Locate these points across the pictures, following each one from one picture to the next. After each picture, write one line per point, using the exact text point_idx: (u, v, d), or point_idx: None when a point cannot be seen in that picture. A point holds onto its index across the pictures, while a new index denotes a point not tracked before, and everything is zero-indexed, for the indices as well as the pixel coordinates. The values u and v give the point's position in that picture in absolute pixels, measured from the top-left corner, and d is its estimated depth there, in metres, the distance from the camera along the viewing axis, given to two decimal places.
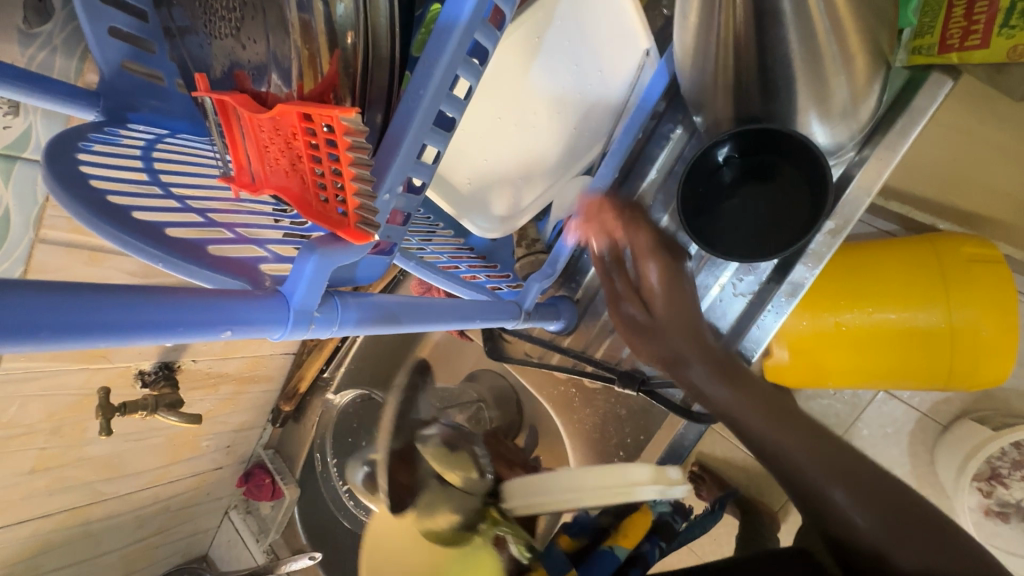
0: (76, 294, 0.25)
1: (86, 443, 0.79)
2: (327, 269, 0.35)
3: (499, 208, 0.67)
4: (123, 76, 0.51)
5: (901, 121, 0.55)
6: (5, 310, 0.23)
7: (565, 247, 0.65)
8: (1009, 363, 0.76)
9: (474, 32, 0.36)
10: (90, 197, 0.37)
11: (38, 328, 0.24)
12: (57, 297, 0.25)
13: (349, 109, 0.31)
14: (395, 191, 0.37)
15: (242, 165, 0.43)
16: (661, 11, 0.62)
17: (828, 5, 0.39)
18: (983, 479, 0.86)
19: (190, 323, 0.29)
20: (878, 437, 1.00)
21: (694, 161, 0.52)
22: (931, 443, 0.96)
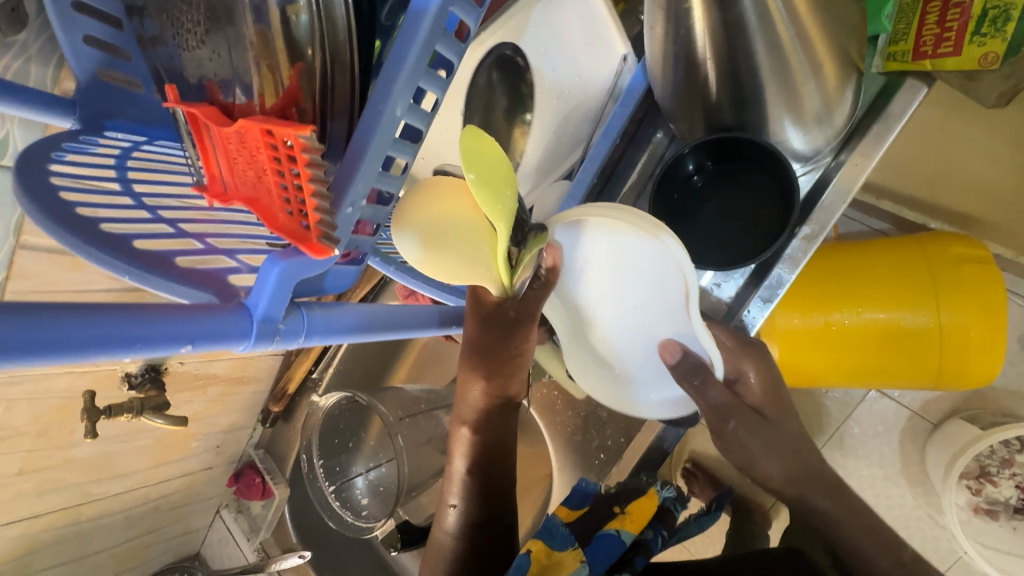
0: (35, 312, 0.26)
1: (74, 445, 0.80)
2: (291, 280, 0.35)
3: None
4: (100, 85, 0.52)
5: (877, 126, 0.55)
6: None
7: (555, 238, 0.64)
8: (998, 362, 0.77)
9: (435, 44, 0.36)
10: (58, 210, 0.37)
11: None
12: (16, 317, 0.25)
13: (303, 127, 0.31)
14: (359, 204, 0.37)
15: (214, 174, 0.43)
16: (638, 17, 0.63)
17: (791, 17, 0.39)
18: (972, 477, 0.89)
19: (150, 338, 0.30)
20: (868, 436, 1.00)
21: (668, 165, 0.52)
22: (921, 440, 0.96)
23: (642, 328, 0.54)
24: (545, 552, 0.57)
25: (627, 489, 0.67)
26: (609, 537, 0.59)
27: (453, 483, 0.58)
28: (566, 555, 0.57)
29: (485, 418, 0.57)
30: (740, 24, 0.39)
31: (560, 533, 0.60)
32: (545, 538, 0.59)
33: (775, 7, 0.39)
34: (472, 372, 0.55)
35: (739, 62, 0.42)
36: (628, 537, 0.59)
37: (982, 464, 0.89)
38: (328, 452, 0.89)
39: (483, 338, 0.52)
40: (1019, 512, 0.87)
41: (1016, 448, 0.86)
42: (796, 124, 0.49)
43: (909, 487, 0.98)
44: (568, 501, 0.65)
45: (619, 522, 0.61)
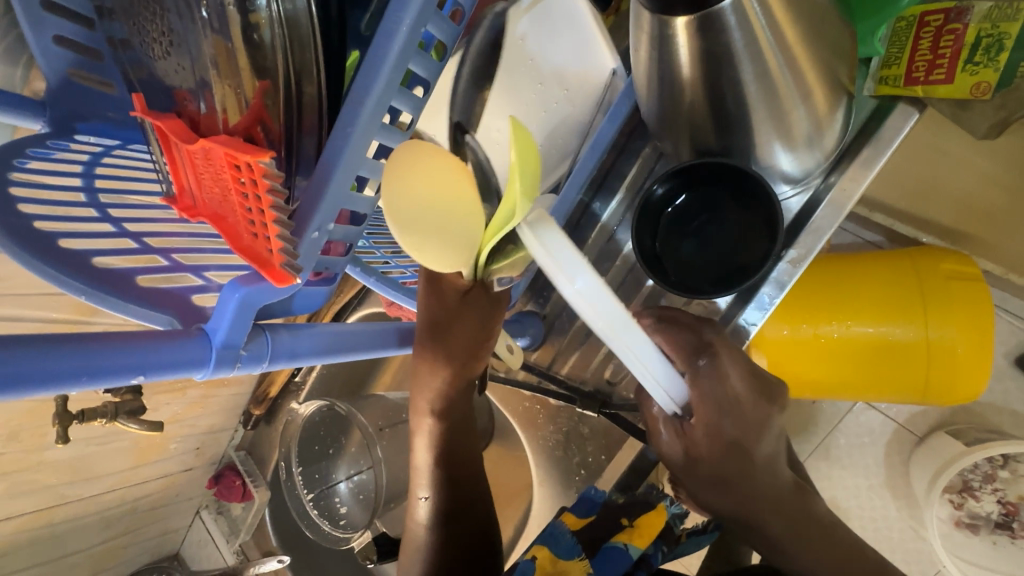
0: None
1: (46, 448, 0.78)
2: (251, 307, 0.34)
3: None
4: (71, 85, 0.49)
5: (867, 151, 0.54)
6: None
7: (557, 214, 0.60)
8: (985, 379, 0.76)
9: (408, 63, 0.34)
10: (13, 223, 0.36)
11: None
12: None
13: (263, 153, 0.30)
14: (327, 228, 0.36)
15: (183, 186, 0.42)
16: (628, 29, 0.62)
17: (778, 43, 0.38)
18: (955, 491, 0.88)
19: (90, 372, 0.29)
20: (855, 447, 0.97)
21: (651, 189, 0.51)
22: (906, 453, 0.94)
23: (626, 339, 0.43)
24: (551, 559, 0.56)
25: (635, 503, 0.64)
26: (617, 551, 0.57)
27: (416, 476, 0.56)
28: (572, 564, 0.55)
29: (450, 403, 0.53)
30: (726, 53, 0.39)
31: (567, 540, 0.58)
32: (551, 544, 0.58)
33: (763, 36, 0.38)
34: (432, 359, 0.49)
35: (726, 87, 0.41)
36: (636, 552, 0.57)
37: (965, 478, 0.87)
38: (308, 459, 0.89)
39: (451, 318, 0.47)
40: (1000, 526, 0.86)
41: (998, 464, 0.85)
42: (787, 149, 0.48)
43: (892, 498, 0.95)
44: (576, 509, 0.65)
45: (627, 535, 0.59)
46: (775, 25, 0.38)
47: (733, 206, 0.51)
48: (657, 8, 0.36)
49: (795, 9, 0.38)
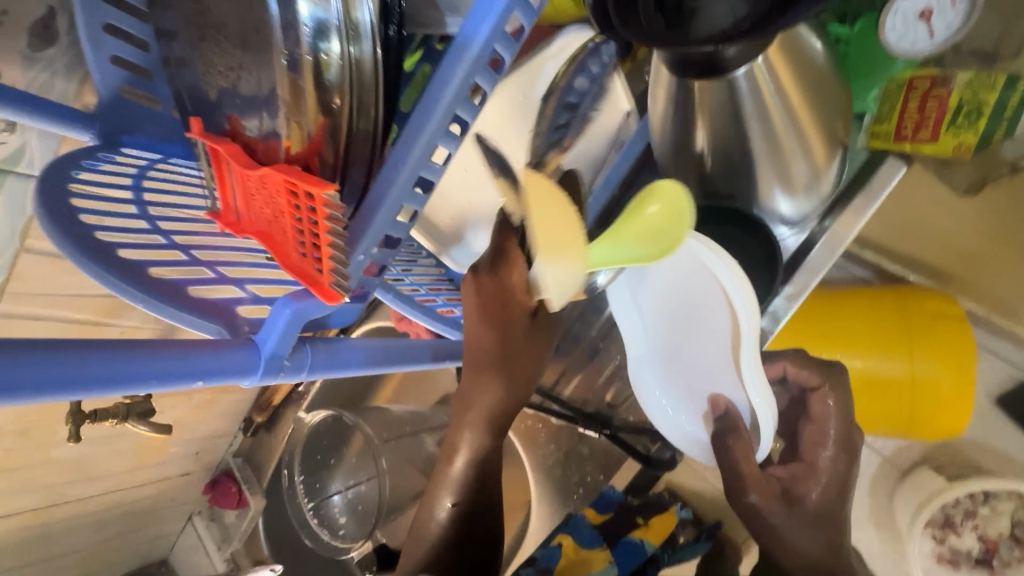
0: (47, 351, 0.28)
1: (54, 446, 0.79)
2: (300, 320, 0.37)
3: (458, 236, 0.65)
4: (123, 102, 0.52)
5: (858, 200, 0.58)
6: None
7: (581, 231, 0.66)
8: (967, 417, 0.79)
9: (456, 109, 0.38)
10: (78, 234, 0.39)
11: (25, 386, 0.27)
12: (28, 355, 0.27)
13: (328, 185, 0.33)
14: (371, 251, 0.40)
15: (229, 203, 0.46)
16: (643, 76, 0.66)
17: (784, 103, 0.43)
18: (937, 526, 0.90)
19: (158, 375, 0.32)
20: None
21: None
22: (890, 487, 0.97)
23: (707, 369, 0.52)
24: (573, 548, 0.69)
25: (649, 504, 0.74)
26: (634, 544, 0.68)
27: (451, 486, 0.58)
28: (593, 553, 0.67)
29: (486, 425, 0.55)
30: (737, 109, 0.43)
31: (587, 531, 0.70)
32: (573, 532, 0.70)
33: (771, 98, 0.42)
34: (489, 382, 0.53)
35: (735, 138, 0.46)
36: (650, 547, 0.68)
37: (947, 514, 0.89)
38: (309, 468, 0.92)
39: (512, 350, 0.51)
40: (980, 563, 0.89)
41: (980, 500, 0.87)
42: (786, 195, 0.52)
43: (876, 531, 0.98)
44: (597, 504, 0.74)
45: (642, 532, 0.70)
46: (782, 88, 0.42)
47: (736, 248, 0.55)
48: (678, 70, 0.40)
49: (800, 76, 0.42)
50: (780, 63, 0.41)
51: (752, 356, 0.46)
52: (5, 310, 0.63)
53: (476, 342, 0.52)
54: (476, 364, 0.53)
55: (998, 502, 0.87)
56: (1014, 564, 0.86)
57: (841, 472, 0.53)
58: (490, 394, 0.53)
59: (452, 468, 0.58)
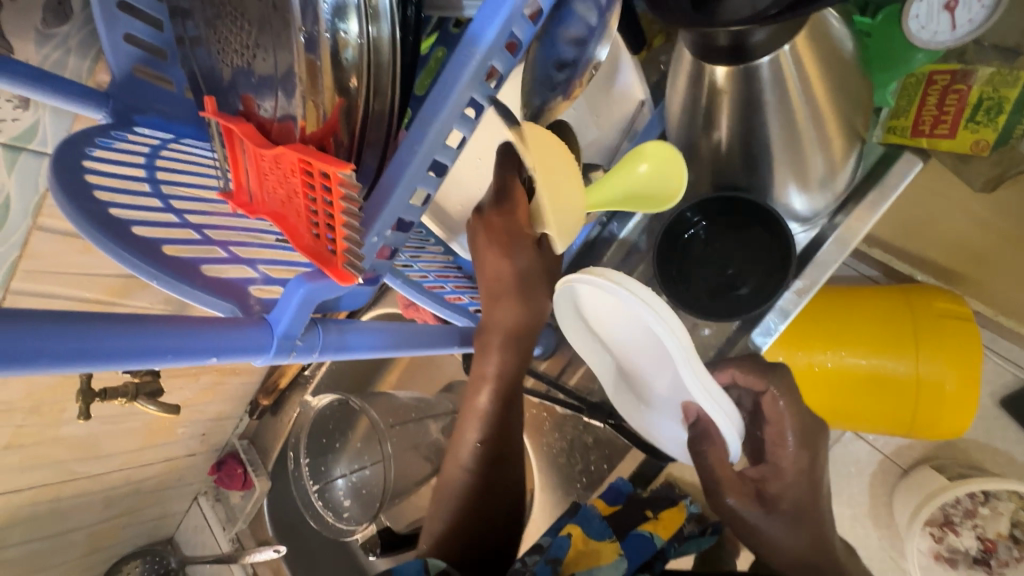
0: (64, 322, 0.28)
1: (64, 423, 0.80)
2: (313, 300, 0.37)
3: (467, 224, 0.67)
4: (134, 80, 0.52)
5: (872, 195, 0.58)
6: (13, 339, 0.26)
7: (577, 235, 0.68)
8: (971, 417, 0.79)
9: (473, 91, 0.38)
10: (93, 211, 0.39)
11: (43, 356, 0.27)
12: (45, 326, 0.27)
13: (345, 165, 0.33)
14: (384, 233, 0.40)
15: (242, 183, 0.46)
16: (659, 65, 0.65)
17: (803, 96, 0.42)
18: (937, 525, 0.90)
19: (174, 351, 0.32)
20: (841, 474, 1.00)
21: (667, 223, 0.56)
22: (891, 484, 0.98)
23: (664, 378, 0.57)
24: (583, 539, 0.64)
25: (659, 499, 0.72)
26: (643, 538, 0.65)
27: (477, 417, 0.61)
28: (604, 545, 0.62)
29: (511, 352, 0.59)
30: (755, 100, 0.42)
31: (597, 523, 0.66)
32: (583, 524, 0.66)
33: (791, 89, 0.42)
34: (512, 308, 0.56)
35: (751, 130, 0.45)
36: (660, 541, 0.65)
37: (947, 512, 0.90)
38: (315, 451, 0.91)
39: (531, 273, 0.56)
40: (978, 562, 0.89)
41: (980, 500, 0.88)
42: (799, 190, 0.52)
43: (875, 528, 0.98)
44: (606, 496, 0.72)
45: (652, 526, 0.67)
46: (806, 79, 0.41)
47: (741, 242, 0.56)
48: (702, 56, 0.41)
49: (823, 67, 0.42)
50: (802, 52, 0.40)
51: (688, 364, 0.50)
52: (17, 287, 0.64)
53: (495, 270, 0.56)
54: (496, 291, 0.57)
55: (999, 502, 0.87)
56: (1012, 564, 0.87)
57: (805, 464, 0.57)
58: (512, 318, 0.57)
59: (477, 402, 0.61)
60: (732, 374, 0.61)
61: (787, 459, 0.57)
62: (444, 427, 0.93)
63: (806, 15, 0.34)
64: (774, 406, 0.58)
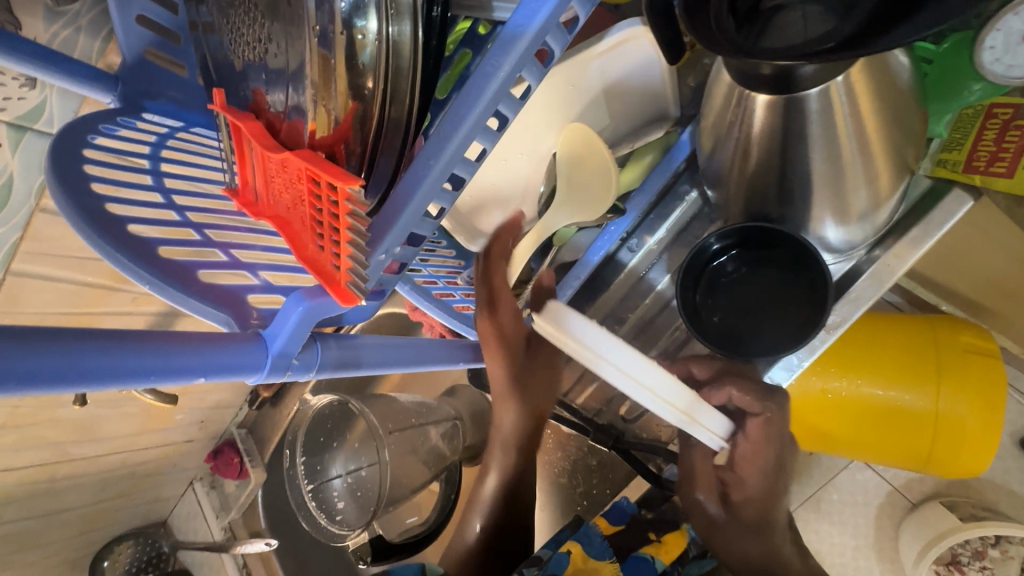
0: (37, 338, 0.26)
1: (61, 405, 0.79)
2: (313, 319, 0.35)
3: (490, 227, 0.63)
4: (146, 64, 0.49)
5: (916, 230, 0.55)
6: None
7: (596, 254, 0.66)
8: (989, 458, 0.75)
9: (498, 103, 0.35)
10: (88, 205, 0.36)
11: (16, 378, 0.25)
12: (15, 343, 0.25)
13: (353, 180, 0.31)
14: (392, 250, 0.37)
15: (248, 182, 0.43)
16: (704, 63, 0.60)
17: (856, 127, 0.39)
18: (943, 564, 0.86)
19: (157, 370, 0.30)
20: (846, 504, 0.96)
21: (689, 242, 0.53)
22: (897, 519, 0.93)
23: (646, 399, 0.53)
24: (582, 557, 0.59)
25: (664, 520, 0.66)
26: (642, 561, 0.60)
27: (481, 507, 0.64)
28: (603, 565, 0.58)
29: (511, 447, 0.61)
30: (800, 131, 0.39)
31: (598, 541, 0.61)
32: (584, 542, 0.61)
33: (842, 121, 0.38)
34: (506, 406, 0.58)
35: (793, 161, 0.42)
36: (661, 566, 0.59)
37: (955, 552, 0.86)
38: (312, 450, 0.89)
39: (524, 376, 0.57)
40: None
41: (991, 542, 0.84)
42: (837, 225, 0.49)
43: (878, 562, 0.94)
44: (609, 515, 0.68)
45: (653, 548, 0.62)
46: (859, 112, 0.38)
47: (774, 274, 0.53)
48: (743, 82, 0.38)
49: (882, 98, 0.38)
50: (860, 83, 0.37)
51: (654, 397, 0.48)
52: (20, 270, 0.62)
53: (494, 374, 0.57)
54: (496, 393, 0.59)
55: (1010, 546, 0.83)
56: None
57: (771, 483, 0.54)
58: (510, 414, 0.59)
59: (494, 469, 0.63)
60: (729, 393, 0.55)
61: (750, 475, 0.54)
62: (444, 431, 0.91)
63: (862, 56, 0.30)
64: (759, 426, 0.54)
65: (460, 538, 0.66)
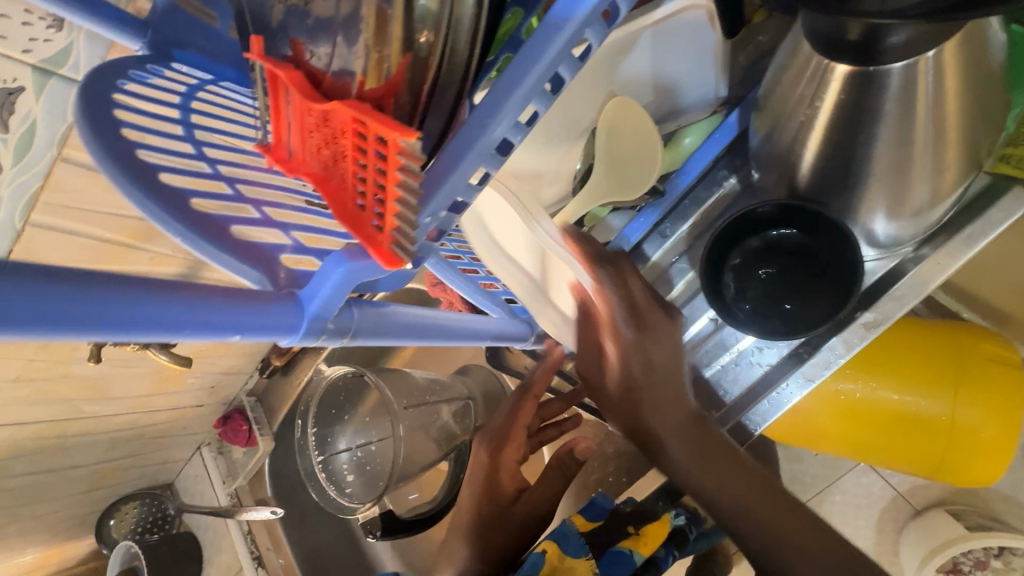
0: (72, 282, 0.24)
1: (74, 362, 0.78)
2: (352, 281, 0.33)
3: None
4: (176, 11, 0.47)
5: (969, 230, 0.53)
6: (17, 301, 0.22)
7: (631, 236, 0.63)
8: (1001, 469, 0.73)
9: (559, 65, 0.33)
10: (119, 150, 0.35)
11: (52, 322, 0.23)
12: (51, 286, 0.23)
13: (410, 132, 0.29)
14: (438, 214, 0.36)
15: (281, 138, 0.41)
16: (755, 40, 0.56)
17: (936, 110, 0.36)
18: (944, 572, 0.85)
19: (194, 324, 0.28)
20: (849, 506, 0.95)
21: (727, 224, 0.50)
22: (900, 524, 0.92)
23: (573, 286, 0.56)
24: (558, 555, 0.56)
25: (641, 512, 0.65)
26: (622, 555, 0.58)
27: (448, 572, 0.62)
28: (579, 563, 0.55)
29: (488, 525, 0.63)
30: (874, 109, 0.37)
31: (575, 539, 0.58)
32: (559, 540, 0.58)
33: (923, 104, 0.36)
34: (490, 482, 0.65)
35: (861, 144, 0.40)
36: (640, 559, 0.58)
37: (958, 561, 0.84)
38: (323, 421, 0.89)
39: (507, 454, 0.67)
40: None
41: (994, 553, 0.83)
42: (889, 219, 0.46)
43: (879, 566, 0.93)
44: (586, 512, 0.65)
45: (632, 541, 0.60)
46: (942, 94, 0.35)
47: (808, 272, 0.51)
48: (823, 51, 0.35)
49: (968, 80, 0.36)
50: (951, 63, 0.34)
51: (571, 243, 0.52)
52: (39, 221, 0.61)
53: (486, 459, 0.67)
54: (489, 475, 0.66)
55: (1013, 558, 0.82)
56: None
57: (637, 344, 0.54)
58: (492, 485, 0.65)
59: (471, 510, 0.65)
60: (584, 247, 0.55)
61: (611, 335, 0.55)
62: (456, 410, 0.91)
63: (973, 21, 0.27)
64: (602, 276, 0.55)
65: (464, 512, 0.65)
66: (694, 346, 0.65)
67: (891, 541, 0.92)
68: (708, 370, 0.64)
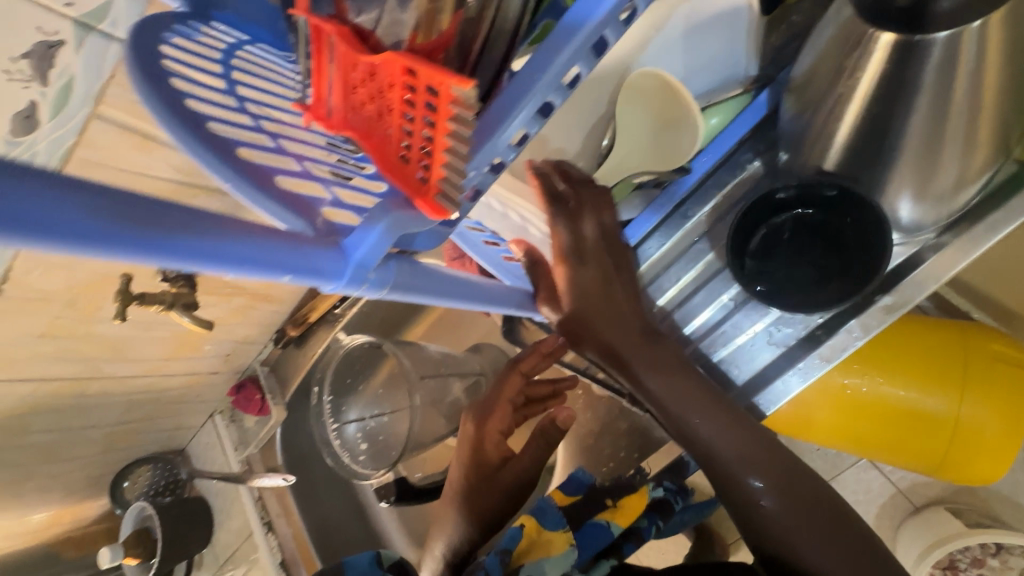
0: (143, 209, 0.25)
1: (98, 321, 0.80)
2: (395, 232, 0.34)
3: None
4: None
5: (990, 220, 0.53)
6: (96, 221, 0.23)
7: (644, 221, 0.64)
8: (1004, 467, 0.74)
9: (605, 28, 0.34)
10: (170, 97, 0.35)
11: (129, 245, 0.24)
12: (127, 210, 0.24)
13: (465, 80, 0.29)
14: (481, 169, 0.37)
15: (322, 96, 0.40)
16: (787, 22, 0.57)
17: (973, 86, 0.37)
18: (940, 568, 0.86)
19: (248, 262, 0.29)
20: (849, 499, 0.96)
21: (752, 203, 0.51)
22: (898, 520, 0.93)
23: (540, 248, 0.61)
24: (536, 529, 0.59)
25: (620, 485, 0.68)
26: (599, 527, 0.62)
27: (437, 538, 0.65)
28: (557, 536, 0.58)
29: (471, 489, 0.65)
30: (913, 82, 0.37)
31: (553, 513, 0.61)
32: (537, 515, 0.61)
33: (961, 78, 0.36)
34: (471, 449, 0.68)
35: (896, 119, 0.40)
36: (617, 530, 0.62)
37: (954, 557, 0.85)
38: (338, 390, 0.90)
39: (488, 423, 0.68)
40: None
41: (991, 551, 0.84)
42: (914, 202, 0.47)
43: None
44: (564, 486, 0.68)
45: (610, 513, 0.64)
46: (981, 70, 0.36)
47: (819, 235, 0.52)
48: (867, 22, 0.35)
49: (1008, 59, 0.36)
50: (995, 38, 0.34)
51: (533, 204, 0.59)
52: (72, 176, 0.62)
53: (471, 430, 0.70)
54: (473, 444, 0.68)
55: (1010, 556, 0.83)
56: None
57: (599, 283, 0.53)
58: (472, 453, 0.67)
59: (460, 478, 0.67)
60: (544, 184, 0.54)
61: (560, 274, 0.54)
62: (468, 385, 0.92)
63: None
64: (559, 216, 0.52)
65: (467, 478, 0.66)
66: (707, 329, 0.65)
67: (889, 536, 0.93)
68: (723, 351, 0.64)
